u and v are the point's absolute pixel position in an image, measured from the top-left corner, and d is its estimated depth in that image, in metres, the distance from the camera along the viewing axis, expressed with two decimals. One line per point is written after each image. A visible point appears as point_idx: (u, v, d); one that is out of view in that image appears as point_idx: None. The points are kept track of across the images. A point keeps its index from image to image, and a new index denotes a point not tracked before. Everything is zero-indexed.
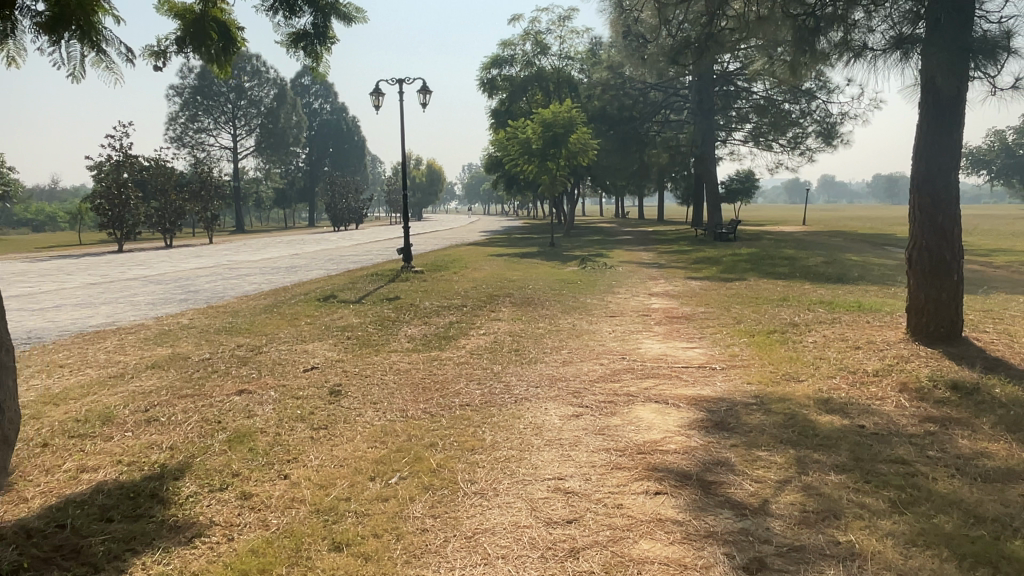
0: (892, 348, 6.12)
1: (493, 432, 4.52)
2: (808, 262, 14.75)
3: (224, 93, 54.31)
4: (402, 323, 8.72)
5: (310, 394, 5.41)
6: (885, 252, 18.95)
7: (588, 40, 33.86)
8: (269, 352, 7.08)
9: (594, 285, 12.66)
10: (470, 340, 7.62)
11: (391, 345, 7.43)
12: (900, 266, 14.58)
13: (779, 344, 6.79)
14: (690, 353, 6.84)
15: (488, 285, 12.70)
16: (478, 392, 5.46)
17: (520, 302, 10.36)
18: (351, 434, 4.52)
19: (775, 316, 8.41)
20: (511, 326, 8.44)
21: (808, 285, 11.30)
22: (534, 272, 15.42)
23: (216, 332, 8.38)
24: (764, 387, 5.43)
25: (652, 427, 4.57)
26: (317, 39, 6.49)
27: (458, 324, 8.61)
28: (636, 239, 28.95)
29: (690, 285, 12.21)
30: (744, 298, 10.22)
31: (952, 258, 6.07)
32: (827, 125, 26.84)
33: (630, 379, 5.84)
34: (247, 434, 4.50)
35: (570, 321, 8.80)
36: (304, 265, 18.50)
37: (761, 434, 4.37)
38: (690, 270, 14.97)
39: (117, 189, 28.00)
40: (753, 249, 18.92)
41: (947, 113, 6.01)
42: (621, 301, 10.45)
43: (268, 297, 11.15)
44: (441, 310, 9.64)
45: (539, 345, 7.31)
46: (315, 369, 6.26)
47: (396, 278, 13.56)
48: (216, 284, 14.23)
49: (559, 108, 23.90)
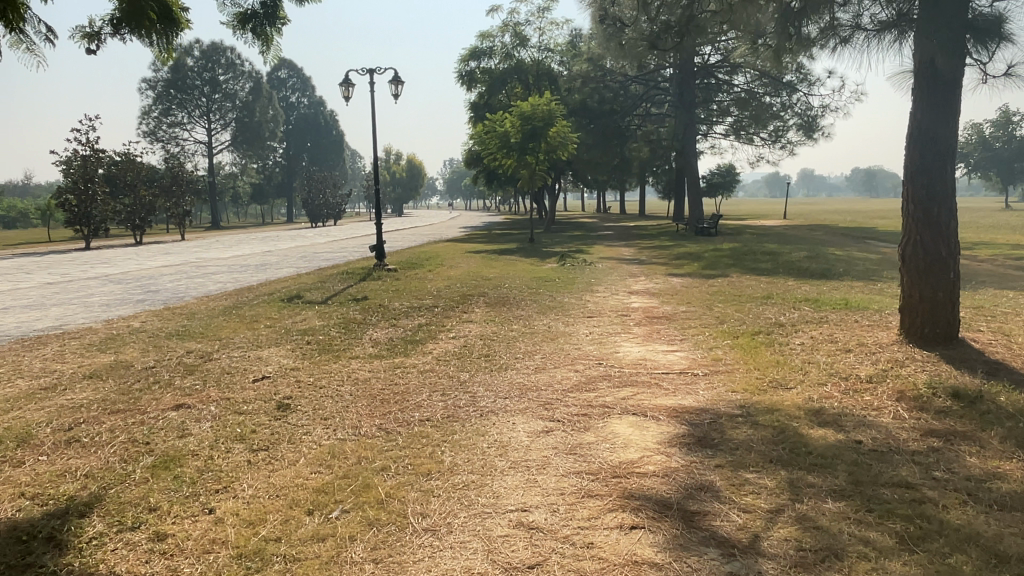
0: (885, 351, 5.74)
1: (453, 453, 4.05)
2: (791, 257, 14.45)
3: (198, 87, 53.20)
4: (368, 326, 8.21)
5: (255, 409, 4.91)
6: (867, 246, 18.72)
7: (567, 32, 33.39)
8: (218, 360, 6.54)
9: (572, 283, 12.25)
10: (438, 345, 7.14)
11: (352, 351, 6.93)
12: (884, 261, 14.31)
13: (765, 347, 6.39)
14: (671, 358, 6.42)
15: (462, 283, 12.25)
16: (440, 405, 4.98)
17: (494, 302, 9.89)
18: (295, 457, 4.03)
19: (760, 316, 8.03)
20: (483, 329, 7.97)
21: (792, 282, 10.97)
22: (511, 269, 14.93)
23: (167, 337, 7.83)
24: (750, 396, 5.01)
25: (628, 445, 4.13)
26: (267, 19, 5.96)
27: (427, 327, 8.12)
28: (617, 234, 28.58)
29: (671, 283, 11.85)
30: (727, 296, 9.82)
31: (948, 255, 5.69)
32: (808, 118, 26.61)
33: (607, 388, 5.40)
34: (176, 459, 4.01)
35: (545, 322, 8.35)
36: (274, 263, 17.89)
37: (749, 452, 3.94)
38: (672, 267, 14.58)
39: (83, 184, 27.08)
40: (735, 244, 18.62)
41: (943, 98, 5.62)
42: (599, 300, 10.01)
43: (229, 298, 10.58)
44: (410, 311, 9.16)
45: (510, 350, 6.86)
46: (265, 379, 5.75)
47: (367, 276, 13.05)
48: (179, 283, 13.60)
49: (538, 101, 23.46)
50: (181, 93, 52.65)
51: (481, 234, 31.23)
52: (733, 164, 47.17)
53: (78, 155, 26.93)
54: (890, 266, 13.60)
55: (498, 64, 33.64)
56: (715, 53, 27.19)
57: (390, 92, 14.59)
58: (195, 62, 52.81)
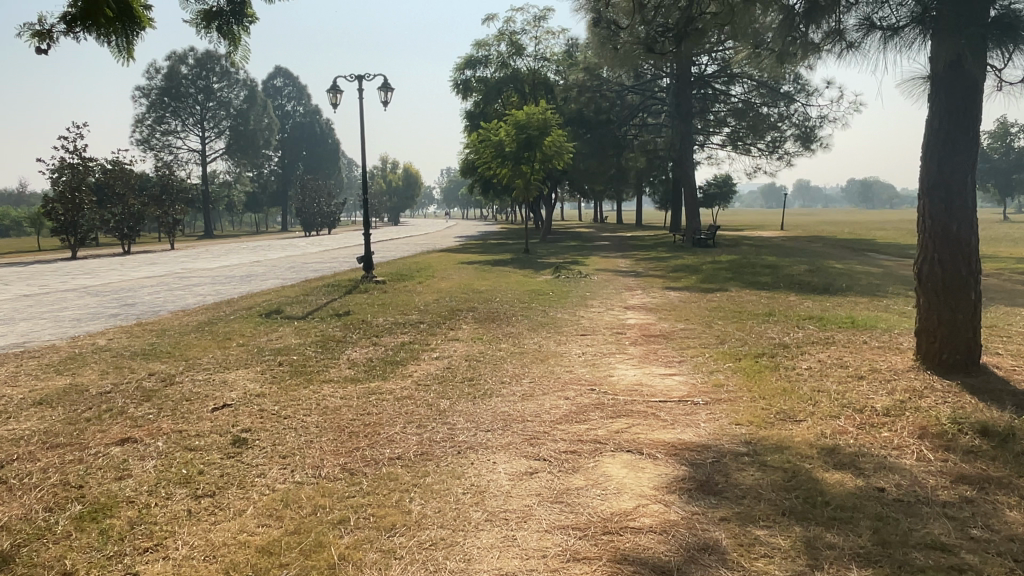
0: (901, 379, 5.29)
1: (422, 500, 3.58)
2: (792, 270, 14.03)
3: (192, 95, 52.81)
4: (348, 345, 7.73)
5: (208, 444, 4.44)
6: (868, 259, 18.33)
7: (563, 41, 33.02)
8: (180, 385, 6.04)
9: (566, 297, 11.77)
10: (420, 366, 6.65)
11: (326, 374, 6.42)
12: (888, 275, 13.89)
13: (770, 372, 5.93)
14: (668, 383, 5.94)
15: (452, 297, 11.77)
16: (414, 439, 4.50)
17: (483, 317, 9.42)
18: (242, 506, 3.55)
19: (763, 335, 7.57)
20: (470, 348, 7.48)
21: (794, 297, 10.53)
22: (503, 282, 14.49)
23: (131, 356, 7.31)
24: (757, 431, 4.54)
25: (622, 491, 3.65)
26: (234, 18, 5.50)
27: (410, 345, 7.63)
28: (613, 245, 28.20)
29: (668, 297, 11.41)
30: (727, 312, 9.39)
31: (969, 274, 5.26)
32: (806, 129, 26.27)
33: (599, 418, 4.91)
34: (107, 508, 3.53)
35: (535, 340, 7.88)
36: (260, 274, 17.36)
37: (758, 500, 3.48)
38: (669, 280, 14.16)
39: (71, 193, 26.54)
40: (734, 256, 18.22)
41: (961, 104, 5.18)
42: (593, 316, 9.55)
43: (205, 313, 10.09)
44: (394, 328, 8.66)
45: (496, 371, 6.37)
46: (226, 409, 5.26)
47: (354, 289, 12.56)
48: (158, 296, 13.08)
49: (533, 110, 23.05)
50: (176, 101, 52.24)
51: (476, 244, 30.81)
52: (730, 174, 46.96)
53: (65, 163, 26.45)
54: (895, 280, 13.20)
55: (493, 72, 33.29)
56: (712, 63, 26.87)
57: (380, 99, 14.14)
58: (189, 70, 52.45)
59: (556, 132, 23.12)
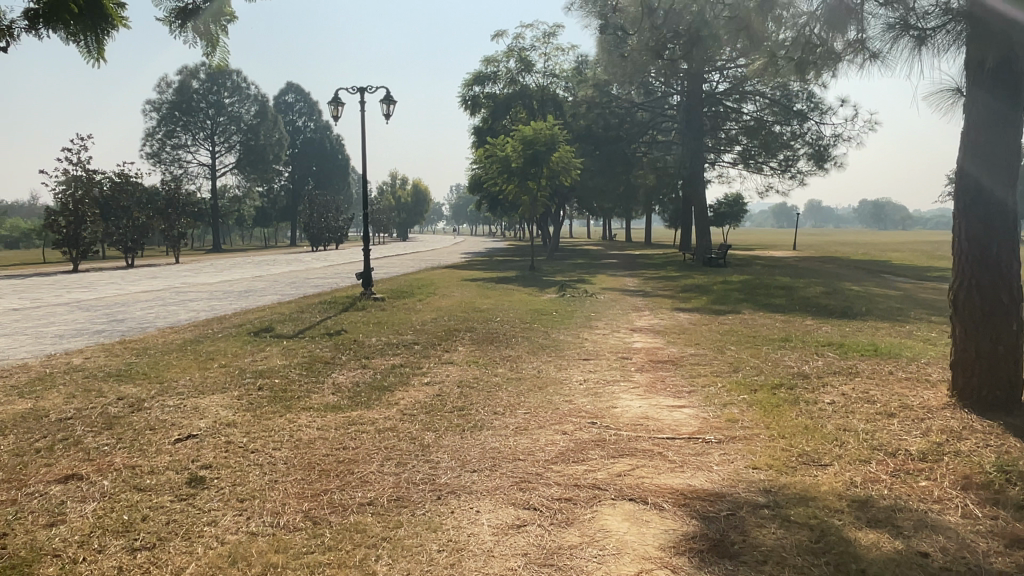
0: (936, 419, 4.77)
1: (390, 558, 3.09)
2: (807, 292, 13.52)
3: (203, 109, 52.98)
4: (335, 367, 7.24)
5: (159, 484, 3.96)
6: (884, 281, 17.79)
7: (573, 58, 32.77)
8: (147, 412, 5.57)
9: (570, 317, 11.28)
10: (409, 393, 6.15)
11: (306, 401, 5.95)
12: (907, 299, 13.35)
13: (789, 406, 5.41)
14: (677, 416, 5.42)
15: (451, 316, 11.31)
16: (392, 480, 4.02)
17: (481, 338, 8.93)
18: (182, 562, 3.07)
19: (779, 363, 7.05)
20: (464, 373, 6.99)
21: (811, 322, 10.02)
22: (507, 300, 14.01)
23: (103, 378, 6.86)
24: (777, 476, 4.03)
25: (621, 551, 3.15)
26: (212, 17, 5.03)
27: (401, 369, 7.13)
28: (621, 264, 27.74)
29: (678, 319, 10.91)
30: (740, 337, 8.88)
31: (1010, 303, 4.76)
32: (819, 147, 25.78)
33: (599, 458, 4.39)
34: (28, 563, 3.06)
35: (534, 365, 7.37)
36: (258, 290, 16.93)
37: (782, 568, 2.96)
38: (678, 300, 13.66)
39: (73, 205, 26.41)
40: (745, 277, 17.70)
41: (1000, 117, 4.72)
42: (598, 339, 9.05)
43: (192, 330, 9.68)
44: (386, 350, 8.17)
45: (489, 400, 5.86)
46: (189, 441, 4.79)
47: (351, 307, 12.12)
48: (149, 311, 12.67)
49: (541, 125, 22.67)
50: (187, 116, 52.36)
51: (482, 261, 30.38)
52: (740, 193, 46.54)
53: (69, 175, 26.30)
54: (914, 304, 12.66)
55: (502, 89, 33.06)
56: (723, 80, 26.51)
57: (381, 111, 13.76)
58: (200, 84, 52.67)
59: (564, 148, 22.71)
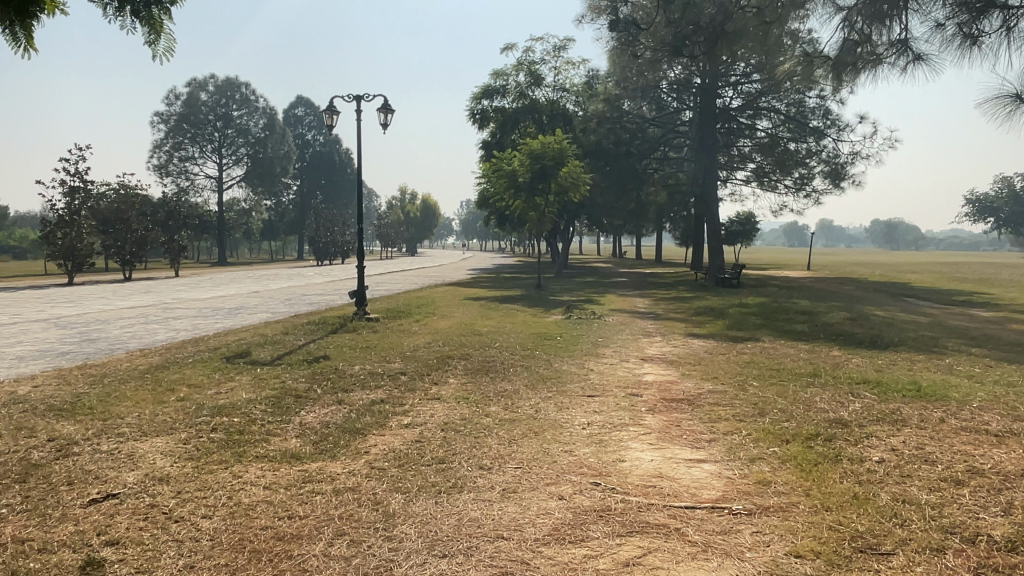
0: (1017, 491, 3.88)
1: None
2: (831, 318, 12.64)
3: (211, 122, 52.68)
4: (307, 403, 6.40)
5: (45, 571, 3.14)
6: (909, 305, 16.89)
7: (584, 72, 32.06)
8: (74, 460, 4.75)
9: (575, 342, 10.43)
10: (382, 439, 5.26)
11: (261, 447, 5.10)
12: (939, 327, 12.46)
13: (829, 466, 4.53)
14: (696, 474, 4.53)
15: (447, 340, 10.49)
16: (337, 569, 3.17)
17: (474, 368, 8.05)
18: None
19: (810, 405, 6.16)
20: (451, 411, 6.10)
21: (839, 353, 9.14)
22: (509, 322, 13.19)
23: (42, 412, 6.04)
24: (827, 572, 3.16)
25: None
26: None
27: (380, 406, 6.25)
28: (630, 283, 26.86)
29: (692, 347, 10.05)
30: (762, 370, 7.98)
31: None
32: (835, 166, 24.70)
33: (602, 538, 3.52)
34: None
35: (532, 402, 6.50)
36: (249, 307, 16.13)
37: None
38: (691, 324, 12.76)
39: (70, 218, 25.84)
40: (761, 299, 16.82)
41: None
42: (604, 370, 8.19)
43: (162, 354, 8.88)
44: (369, 381, 7.31)
45: (475, 449, 5.00)
46: (108, 502, 3.98)
47: (341, 328, 11.32)
48: (127, 331, 11.92)
49: (549, 138, 21.91)
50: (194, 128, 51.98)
51: (485, 277, 29.54)
52: (753, 212, 45.71)
53: (66, 185, 25.79)
54: (947, 333, 11.75)
55: (511, 103, 32.56)
56: (737, 96, 25.79)
57: (379, 122, 12.98)
58: (209, 97, 52.59)
59: (573, 163, 21.91)
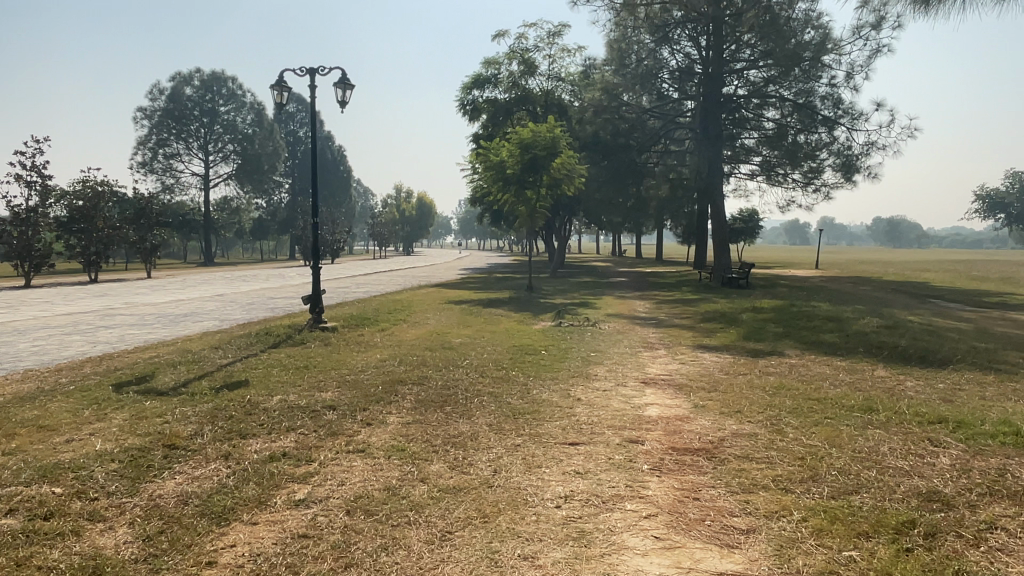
0: None
1: None
2: (860, 324, 10.91)
3: (196, 118, 50.80)
4: (180, 459, 4.59)
5: None
6: (941, 308, 15.14)
7: (580, 61, 30.16)
8: None
9: (562, 358, 8.67)
10: (252, 532, 3.44)
11: (55, 550, 3.30)
12: (987, 335, 10.73)
13: None
14: None
15: (407, 354, 8.71)
16: None
17: (428, 399, 6.24)
18: None
19: (882, 462, 4.38)
20: (373, 475, 4.27)
21: (886, 373, 7.38)
22: (487, 330, 11.45)
23: None
24: None
25: None
26: None
27: (275, 466, 4.43)
28: (631, 283, 25.04)
29: (703, 362, 8.31)
30: (798, 399, 6.21)
31: None
32: (846, 158, 22.74)
33: None
34: None
35: (491, 456, 4.69)
36: (199, 312, 14.32)
37: None
38: (699, 334, 10.95)
39: (26, 215, 24.33)
40: (776, 301, 15.04)
41: None
42: (595, 400, 6.40)
43: (42, 380, 7.06)
44: (282, 421, 5.47)
45: (386, 554, 3.18)
46: None
47: (285, 340, 9.54)
48: (37, 343, 10.20)
49: (540, 126, 20.17)
50: (179, 124, 50.19)
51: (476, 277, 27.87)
52: (756, 208, 43.97)
53: (24, 181, 24.13)
54: (997, 342, 10.03)
55: (503, 93, 30.68)
56: (743, 84, 23.86)
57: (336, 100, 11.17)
58: (194, 91, 50.78)
59: (567, 153, 20.15)
